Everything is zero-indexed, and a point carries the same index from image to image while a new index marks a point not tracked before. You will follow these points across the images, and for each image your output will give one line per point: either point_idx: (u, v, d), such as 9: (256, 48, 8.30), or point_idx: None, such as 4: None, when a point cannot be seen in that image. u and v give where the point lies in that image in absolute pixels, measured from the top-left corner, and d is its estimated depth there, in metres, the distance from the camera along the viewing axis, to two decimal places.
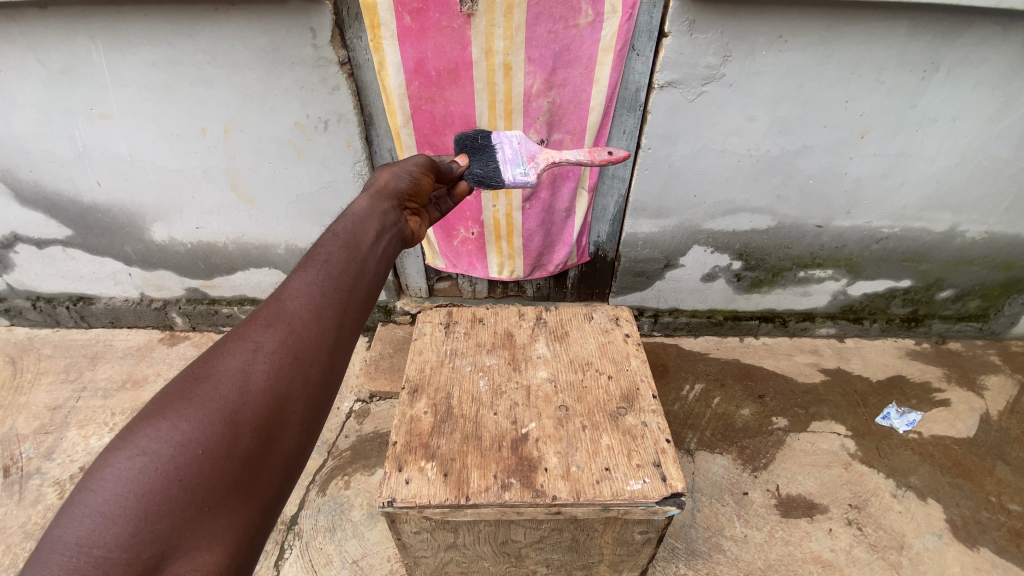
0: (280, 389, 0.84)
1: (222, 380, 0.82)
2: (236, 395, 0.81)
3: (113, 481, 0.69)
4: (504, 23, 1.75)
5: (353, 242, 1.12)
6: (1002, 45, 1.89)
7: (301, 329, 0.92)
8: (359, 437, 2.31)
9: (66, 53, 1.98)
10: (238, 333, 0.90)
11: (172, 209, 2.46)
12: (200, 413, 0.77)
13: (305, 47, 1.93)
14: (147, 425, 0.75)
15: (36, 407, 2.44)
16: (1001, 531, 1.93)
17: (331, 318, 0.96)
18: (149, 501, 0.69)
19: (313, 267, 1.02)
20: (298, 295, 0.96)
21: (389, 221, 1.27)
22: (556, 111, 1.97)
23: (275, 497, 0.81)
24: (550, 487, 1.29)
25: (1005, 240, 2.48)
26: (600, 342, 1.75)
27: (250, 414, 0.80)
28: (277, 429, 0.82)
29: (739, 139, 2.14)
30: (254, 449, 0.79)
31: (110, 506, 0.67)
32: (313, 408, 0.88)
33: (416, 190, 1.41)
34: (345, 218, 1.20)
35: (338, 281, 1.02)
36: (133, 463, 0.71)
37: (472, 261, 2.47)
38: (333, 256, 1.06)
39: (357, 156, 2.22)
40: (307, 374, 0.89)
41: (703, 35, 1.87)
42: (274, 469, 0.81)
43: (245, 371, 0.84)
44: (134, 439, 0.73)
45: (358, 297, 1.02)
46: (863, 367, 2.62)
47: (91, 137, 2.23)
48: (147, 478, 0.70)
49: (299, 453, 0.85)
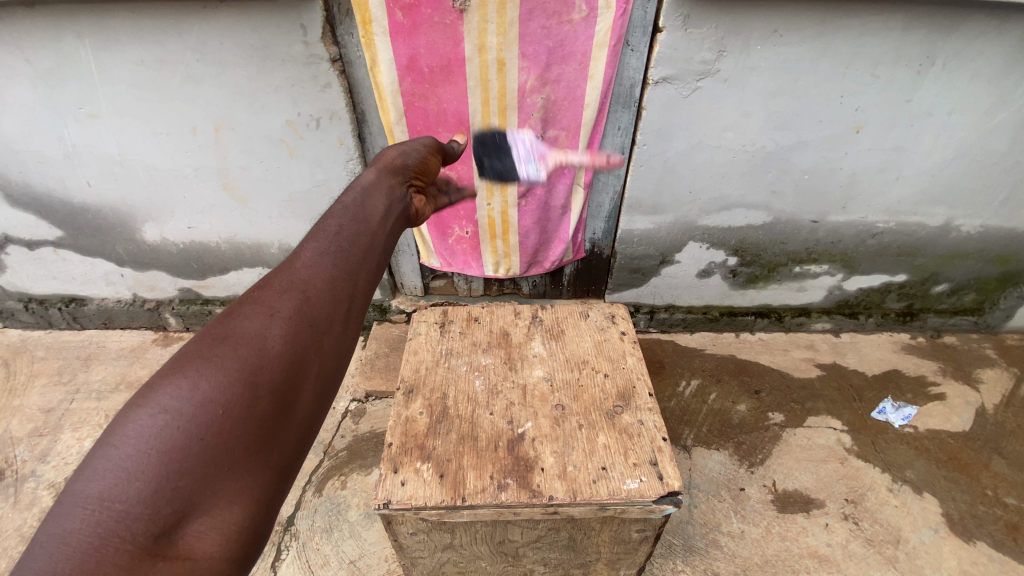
0: (296, 356, 0.84)
1: (240, 342, 0.80)
2: (254, 358, 0.80)
3: (136, 438, 0.67)
4: (497, 19, 1.74)
5: (362, 215, 1.10)
6: (998, 39, 1.88)
7: (315, 298, 0.91)
8: (355, 437, 2.30)
9: (53, 51, 1.95)
10: (252, 297, 0.88)
11: (164, 209, 2.43)
12: (220, 374, 0.76)
13: (296, 44, 1.91)
14: (166, 383, 0.73)
15: (30, 410, 2.42)
16: (997, 525, 1.94)
17: (344, 288, 0.95)
18: (172, 459, 0.67)
19: (326, 237, 1.01)
20: (311, 263, 0.95)
21: (396, 197, 1.25)
22: (550, 108, 1.95)
23: (291, 461, 0.81)
24: (546, 487, 1.29)
25: (1000, 234, 2.48)
26: (596, 341, 1.75)
27: (268, 377, 0.79)
28: (292, 395, 0.81)
29: (735, 135, 2.13)
30: (272, 413, 0.78)
31: (134, 462, 0.65)
32: (325, 376, 0.88)
33: (422, 169, 1.41)
34: (353, 192, 1.18)
35: (351, 252, 1.00)
36: (154, 421, 0.69)
37: (467, 259, 2.46)
38: (344, 228, 1.04)
39: (350, 154, 2.20)
40: (320, 343, 0.88)
41: (698, 30, 1.86)
42: (290, 433, 0.80)
43: (262, 335, 0.82)
44: (156, 397, 0.71)
45: (368, 268, 1.01)
46: (859, 362, 2.62)
47: (80, 137, 2.20)
48: (169, 436, 0.69)
49: (312, 420, 0.84)
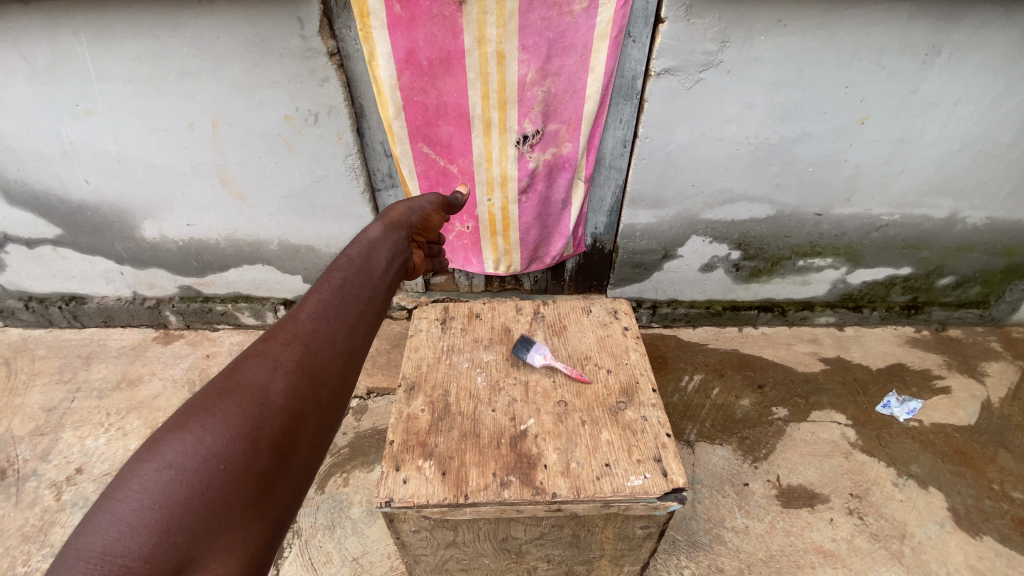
0: (296, 409, 0.82)
1: (244, 394, 0.79)
2: (257, 412, 0.78)
3: (140, 492, 0.64)
4: (496, 11, 1.71)
5: (365, 267, 1.11)
6: (1005, 27, 1.85)
7: (317, 352, 0.91)
8: (357, 433, 2.30)
9: (48, 47, 1.93)
10: (256, 350, 0.88)
11: (163, 206, 2.42)
12: (224, 428, 0.74)
13: (293, 38, 1.88)
14: (171, 437, 0.71)
15: (31, 409, 2.41)
16: (1004, 519, 1.92)
17: (344, 341, 0.95)
18: (173, 514, 0.64)
19: (328, 290, 1.02)
20: (314, 316, 0.95)
21: (399, 253, 1.24)
22: (551, 101, 1.93)
23: (286, 515, 0.77)
24: (550, 484, 1.28)
25: (1006, 226, 2.45)
26: (598, 336, 1.73)
27: (270, 430, 0.78)
28: (291, 448, 0.79)
29: (738, 127, 2.10)
30: (271, 467, 0.76)
31: (137, 517, 0.62)
32: (323, 430, 0.86)
33: (424, 225, 1.39)
34: (356, 243, 1.18)
35: (352, 305, 1.01)
36: (159, 476, 0.66)
37: (468, 255, 2.44)
38: (347, 279, 1.06)
39: (349, 149, 2.18)
40: (319, 396, 0.87)
41: (700, 20, 1.83)
42: (287, 486, 0.78)
43: (265, 387, 0.82)
44: (161, 451, 0.69)
45: (367, 320, 1.02)
46: (863, 356, 2.60)
47: (78, 134, 2.18)
48: (172, 490, 0.66)
49: (309, 475, 0.82)
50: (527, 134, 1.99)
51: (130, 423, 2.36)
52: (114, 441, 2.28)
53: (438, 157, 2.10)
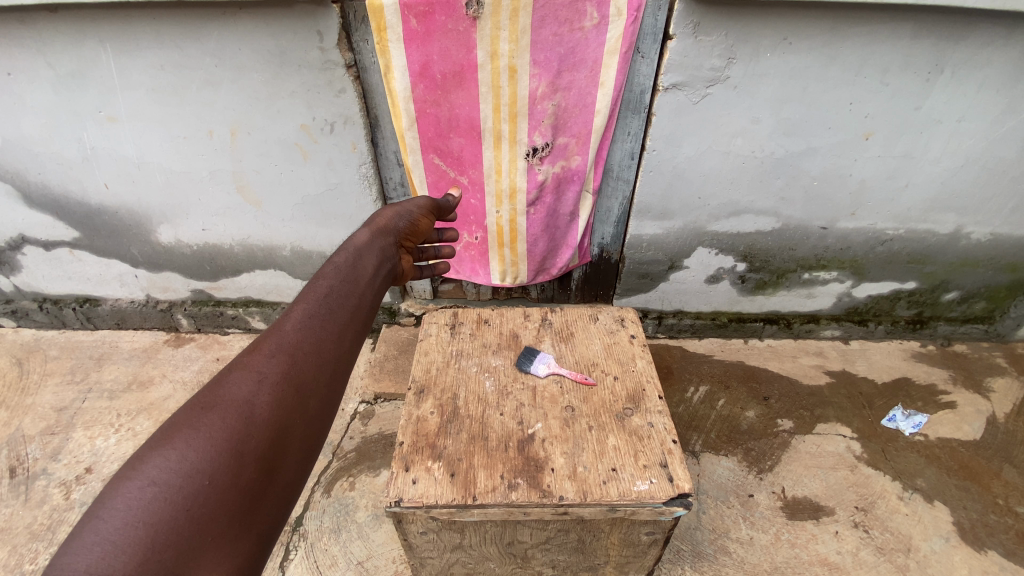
0: (282, 421, 0.84)
1: (228, 409, 0.80)
2: (241, 425, 0.79)
3: (123, 510, 0.65)
4: (509, 26, 1.76)
5: (351, 277, 1.13)
6: (1007, 47, 1.89)
7: (302, 362, 0.92)
8: (363, 438, 2.32)
9: (75, 56, 2.00)
10: (240, 362, 0.89)
11: (178, 211, 2.48)
12: (207, 442, 0.75)
13: (313, 50, 1.95)
14: (156, 455, 0.72)
15: (42, 409, 2.44)
16: (1008, 535, 1.92)
17: (331, 352, 0.96)
18: (157, 531, 0.65)
19: (313, 299, 1.03)
20: (300, 327, 0.97)
21: (386, 259, 1.27)
22: (561, 114, 1.97)
23: (270, 530, 0.78)
24: (557, 487, 1.29)
25: (1010, 242, 2.47)
26: (606, 343, 1.76)
27: (256, 444, 0.79)
28: (277, 461, 0.81)
29: (744, 141, 2.14)
30: (256, 480, 0.77)
31: (121, 536, 0.63)
32: (308, 442, 0.87)
33: (413, 230, 1.42)
34: (343, 252, 1.20)
35: (336, 315, 1.02)
36: (143, 494, 0.67)
37: (474, 267, 2.47)
38: (333, 289, 1.07)
39: (363, 158, 2.24)
40: (304, 407, 0.88)
41: (707, 38, 1.89)
42: (272, 500, 0.79)
43: (249, 400, 0.83)
44: (143, 468, 0.70)
45: (353, 329, 1.04)
46: (868, 369, 2.61)
47: (100, 140, 2.24)
48: (156, 507, 0.67)
49: (296, 484, 0.83)
50: (536, 147, 2.04)
51: (140, 424, 2.39)
52: (123, 441, 2.30)
53: (448, 168, 2.15)
